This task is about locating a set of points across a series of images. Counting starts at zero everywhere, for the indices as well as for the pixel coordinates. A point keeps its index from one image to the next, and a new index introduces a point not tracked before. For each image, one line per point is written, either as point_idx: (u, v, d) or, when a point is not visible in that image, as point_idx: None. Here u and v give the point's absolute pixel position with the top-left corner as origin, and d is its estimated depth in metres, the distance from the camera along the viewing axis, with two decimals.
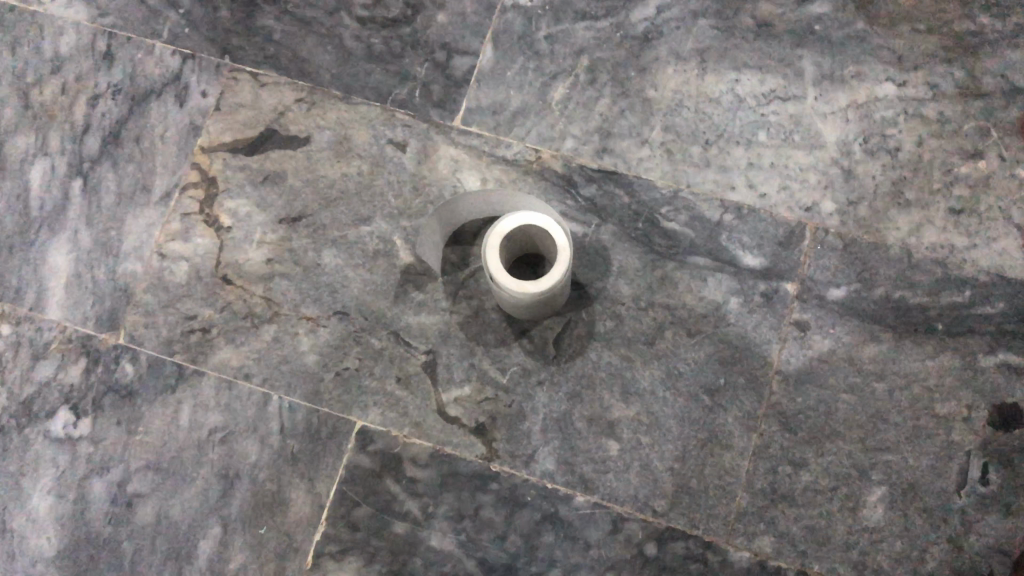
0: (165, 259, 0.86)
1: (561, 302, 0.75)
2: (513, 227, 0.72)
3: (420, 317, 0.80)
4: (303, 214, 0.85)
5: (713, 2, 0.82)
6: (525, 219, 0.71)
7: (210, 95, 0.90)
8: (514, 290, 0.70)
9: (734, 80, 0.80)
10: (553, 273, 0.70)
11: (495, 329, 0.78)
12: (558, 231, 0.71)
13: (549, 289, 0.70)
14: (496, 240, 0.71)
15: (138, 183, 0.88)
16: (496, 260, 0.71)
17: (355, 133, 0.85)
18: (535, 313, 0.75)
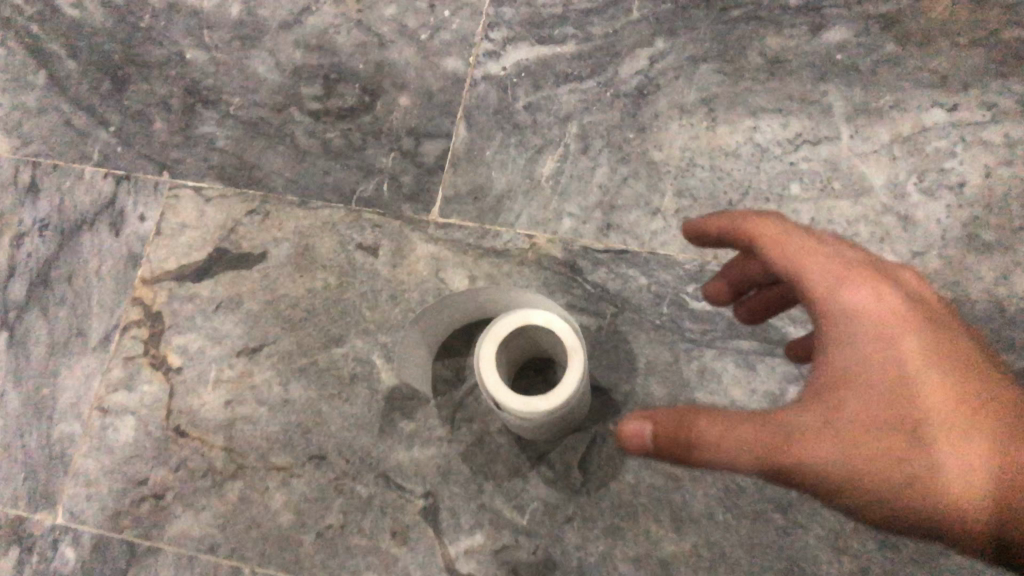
0: (106, 414, 0.72)
1: (579, 414, 0.61)
2: (510, 329, 0.58)
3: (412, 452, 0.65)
4: (264, 342, 0.71)
5: (714, 43, 0.70)
6: (523, 318, 0.58)
7: (150, 218, 0.78)
8: (518, 407, 0.56)
9: (751, 128, 0.68)
10: (564, 380, 0.57)
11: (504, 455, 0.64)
12: (566, 329, 0.58)
13: (562, 402, 0.56)
14: (491, 348, 0.57)
15: (72, 328, 0.75)
16: (491, 372, 0.57)
17: (317, 242, 0.73)
18: (549, 432, 0.61)
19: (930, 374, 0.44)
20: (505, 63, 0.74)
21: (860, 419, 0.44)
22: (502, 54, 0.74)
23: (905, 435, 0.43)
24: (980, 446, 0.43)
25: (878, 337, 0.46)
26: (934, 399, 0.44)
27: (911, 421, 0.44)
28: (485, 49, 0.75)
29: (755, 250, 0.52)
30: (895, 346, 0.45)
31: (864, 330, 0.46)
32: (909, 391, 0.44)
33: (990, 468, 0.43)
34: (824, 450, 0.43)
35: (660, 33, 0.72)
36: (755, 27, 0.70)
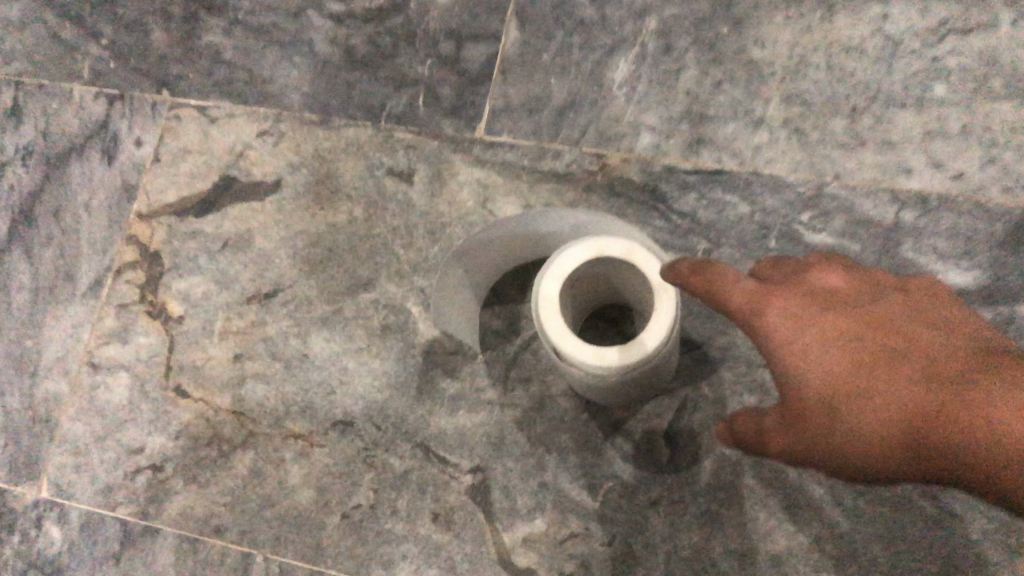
0: (97, 371, 0.61)
1: (669, 369, 0.48)
2: (579, 265, 0.46)
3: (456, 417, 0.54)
4: (279, 286, 0.60)
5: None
6: (595, 249, 0.45)
7: (147, 143, 0.66)
8: (590, 362, 0.44)
9: (881, 16, 0.54)
10: (649, 327, 0.44)
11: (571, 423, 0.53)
12: (653, 262, 0.45)
13: (648, 354, 0.43)
14: (554, 287, 0.45)
15: (58, 272, 0.65)
16: (554, 319, 0.45)
17: (340, 168, 0.61)
18: (630, 393, 0.48)
19: (874, 351, 0.36)
20: None
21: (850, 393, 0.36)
22: None
23: (901, 420, 0.35)
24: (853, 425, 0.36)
25: (808, 335, 0.37)
26: (911, 372, 0.35)
27: (892, 406, 0.35)
28: None
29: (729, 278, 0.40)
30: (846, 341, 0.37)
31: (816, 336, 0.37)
32: (889, 375, 0.35)
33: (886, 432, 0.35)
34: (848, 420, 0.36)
35: None
36: None
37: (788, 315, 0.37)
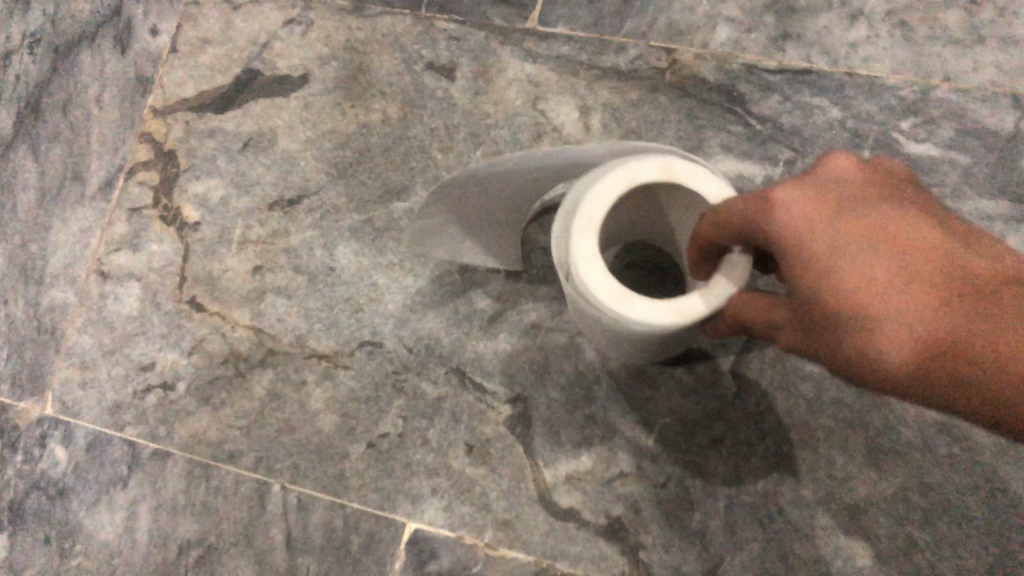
0: (106, 280, 0.56)
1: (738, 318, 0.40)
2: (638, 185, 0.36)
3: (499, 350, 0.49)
4: (303, 193, 0.54)
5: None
6: (666, 167, 0.36)
7: (163, 32, 0.60)
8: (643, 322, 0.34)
9: None
10: (724, 274, 0.34)
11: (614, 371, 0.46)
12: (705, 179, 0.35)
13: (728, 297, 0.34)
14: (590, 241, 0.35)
15: (65, 171, 0.59)
16: (598, 266, 0.35)
17: (374, 61, 0.55)
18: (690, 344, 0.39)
19: (908, 268, 0.29)
20: None
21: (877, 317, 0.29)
22: None
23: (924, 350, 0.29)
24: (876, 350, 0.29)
25: (833, 251, 0.30)
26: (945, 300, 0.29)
27: (923, 336, 0.29)
28: None
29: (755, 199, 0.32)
30: (881, 250, 0.30)
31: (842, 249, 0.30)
32: (917, 295, 0.29)
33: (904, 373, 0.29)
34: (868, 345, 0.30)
35: None
36: None
37: (799, 221, 0.31)
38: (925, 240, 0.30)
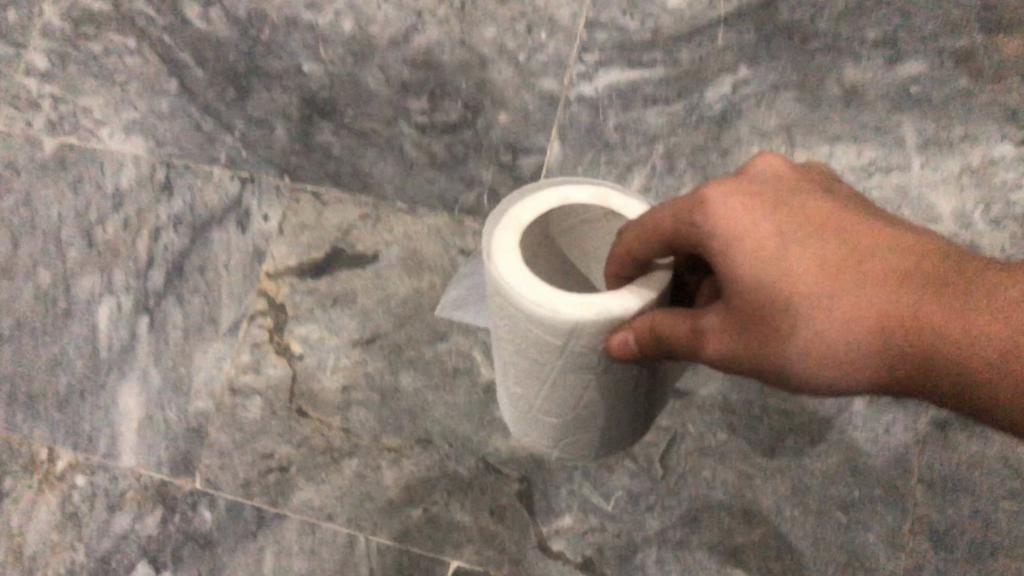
0: (237, 393, 0.81)
1: (641, 380, 0.58)
2: (562, 227, 0.58)
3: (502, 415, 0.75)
4: (377, 335, 0.81)
5: (795, 74, 0.79)
6: (598, 195, 0.56)
7: (272, 218, 0.87)
8: (563, 318, 0.50)
9: (828, 154, 0.76)
10: (631, 291, 0.51)
11: (545, 409, 0.64)
12: (610, 203, 0.55)
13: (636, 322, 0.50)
14: (514, 233, 0.54)
15: (204, 315, 0.85)
16: (525, 272, 0.52)
17: (424, 246, 0.83)
18: (596, 379, 0.57)
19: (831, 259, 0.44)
20: (597, 85, 0.83)
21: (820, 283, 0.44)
22: (595, 76, 0.84)
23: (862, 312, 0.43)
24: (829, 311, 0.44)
25: (770, 260, 0.45)
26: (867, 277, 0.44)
27: (843, 299, 0.44)
28: (578, 72, 0.84)
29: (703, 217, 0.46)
30: (812, 255, 0.44)
31: (778, 253, 0.45)
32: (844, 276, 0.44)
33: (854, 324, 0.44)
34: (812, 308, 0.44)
35: (743, 61, 0.81)
36: (836, 55, 0.80)
37: (747, 230, 0.45)
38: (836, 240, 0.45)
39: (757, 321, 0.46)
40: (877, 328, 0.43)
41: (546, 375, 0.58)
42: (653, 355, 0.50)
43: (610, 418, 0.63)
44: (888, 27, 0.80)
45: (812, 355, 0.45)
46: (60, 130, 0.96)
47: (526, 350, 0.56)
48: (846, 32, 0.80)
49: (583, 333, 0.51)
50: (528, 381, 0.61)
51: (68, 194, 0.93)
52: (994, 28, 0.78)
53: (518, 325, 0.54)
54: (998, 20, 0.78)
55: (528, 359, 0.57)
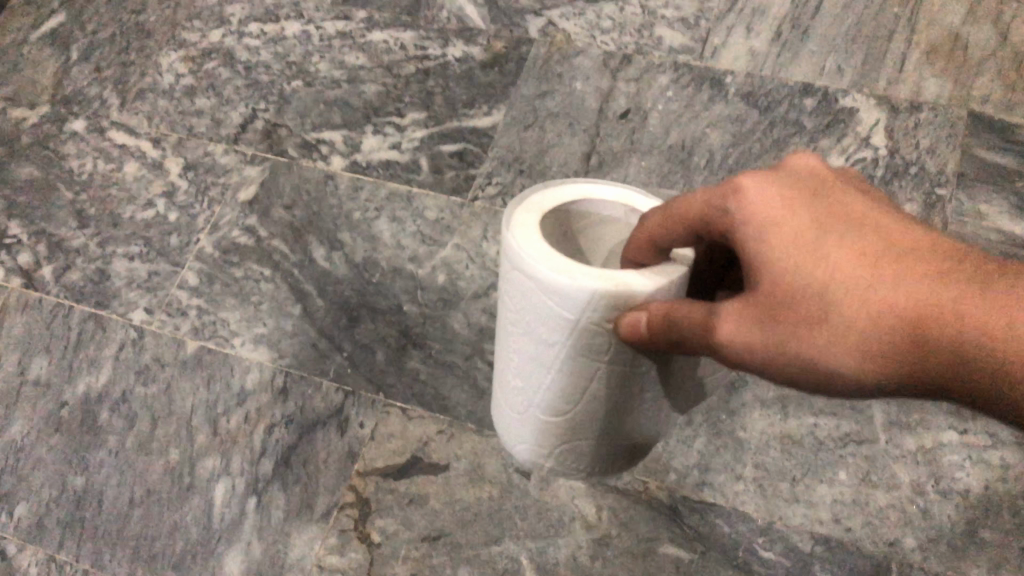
0: (323, 570, 1.00)
1: (634, 365, 0.73)
2: (581, 224, 0.79)
3: (507, 410, 0.89)
4: (442, 532, 1.01)
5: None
6: (619, 196, 0.77)
7: (366, 425, 1.09)
8: (577, 286, 0.65)
9: (813, 424, 1.02)
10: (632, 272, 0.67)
11: (548, 390, 0.79)
12: (628, 201, 0.77)
13: (648, 306, 0.66)
14: (539, 213, 0.73)
15: (300, 501, 1.05)
16: (541, 246, 0.68)
17: (486, 462, 1.05)
18: (600, 359, 0.72)
19: (846, 253, 0.59)
20: None
21: (838, 273, 0.58)
22: None
23: (886, 302, 0.56)
24: (847, 300, 0.58)
25: (788, 239, 0.61)
26: (881, 271, 0.57)
27: (857, 288, 0.57)
28: None
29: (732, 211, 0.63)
30: (837, 247, 0.59)
31: (807, 242, 0.60)
32: (858, 266, 0.58)
33: (867, 315, 0.57)
34: (829, 292, 0.58)
35: None
36: None
37: (775, 219, 0.61)
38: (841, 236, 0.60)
39: (771, 300, 0.61)
40: (888, 320, 0.56)
41: (555, 351, 0.73)
42: (658, 338, 0.65)
43: (603, 399, 0.78)
44: None
45: (819, 335, 0.59)
46: (201, 335, 1.19)
47: (539, 326, 0.72)
48: None
49: (590, 302, 0.66)
50: (537, 361, 0.77)
51: (201, 388, 1.15)
52: None
53: (531, 297, 0.70)
54: None
55: (538, 335, 0.74)
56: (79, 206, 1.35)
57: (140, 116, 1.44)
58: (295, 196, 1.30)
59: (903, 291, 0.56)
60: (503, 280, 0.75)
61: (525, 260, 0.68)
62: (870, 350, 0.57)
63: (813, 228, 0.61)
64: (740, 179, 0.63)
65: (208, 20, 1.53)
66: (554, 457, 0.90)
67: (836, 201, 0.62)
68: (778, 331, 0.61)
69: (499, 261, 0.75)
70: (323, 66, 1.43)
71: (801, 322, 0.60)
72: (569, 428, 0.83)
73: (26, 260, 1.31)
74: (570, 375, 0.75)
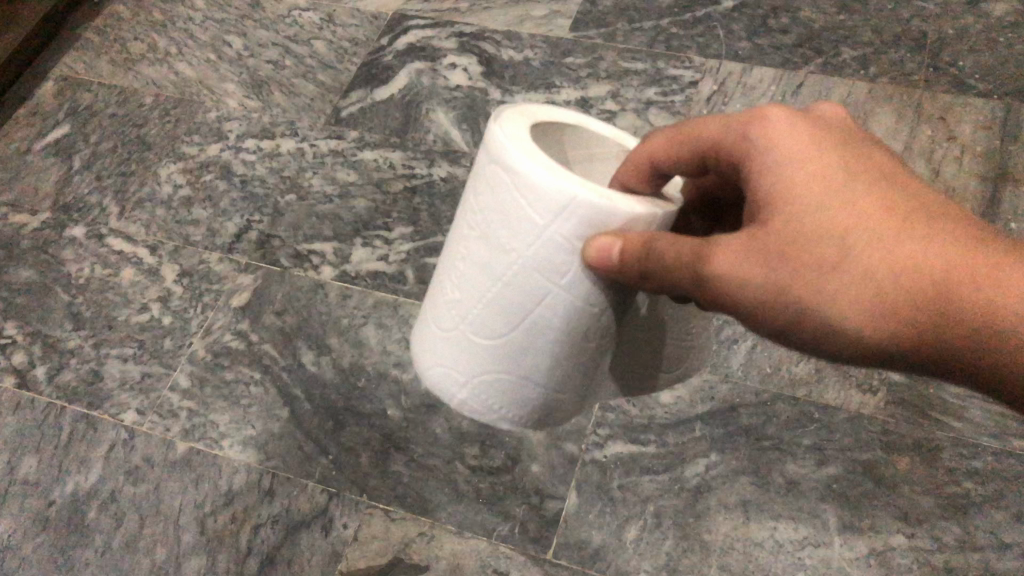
0: None
1: (578, 299, 0.75)
2: (574, 153, 0.90)
3: (439, 327, 0.87)
4: None
5: (750, 463, 1.17)
6: (617, 136, 0.88)
7: (349, 526, 1.17)
8: (559, 186, 0.68)
9: (773, 526, 1.12)
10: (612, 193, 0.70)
11: (484, 312, 0.79)
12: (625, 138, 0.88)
13: (623, 235, 0.70)
14: (541, 122, 0.81)
15: None
16: (531, 144, 0.71)
17: (464, 562, 1.13)
18: (546, 280, 0.73)
19: (859, 199, 0.66)
20: (606, 451, 1.20)
21: (852, 216, 0.65)
22: (605, 445, 1.20)
23: (892, 256, 0.64)
24: (855, 244, 0.65)
25: (806, 176, 0.67)
26: (890, 224, 0.65)
27: (865, 236, 0.65)
28: (593, 440, 1.21)
29: (754, 141, 0.69)
30: (851, 192, 0.66)
31: (825, 180, 0.67)
32: (866, 214, 0.65)
33: (871, 259, 0.64)
34: (838, 234, 0.65)
35: (714, 449, 1.18)
36: (780, 453, 1.17)
37: (797, 155, 0.68)
38: (855, 182, 0.67)
39: (782, 237, 0.67)
40: (890, 270, 0.64)
41: (507, 262, 0.74)
42: (636, 266, 0.69)
43: (531, 336, 0.78)
44: (816, 438, 1.18)
45: (828, 282, 0.65)
46: (191, 437, 1.25)
47: (499, 230, 0.74)
48: (788, 436, 1.18)
49: (564, 208, 0.69)
50: (484, 270, 0.77)
51: (190, 487, 1.21)
52: (890, 446, 1.16)
53: (504, 191, 0.72)
54: (891, 441, 1.17)
55: (495, 244, 0.75)
56: (75, 309, 1.40)
57: (139, 224, 1.51)
58: (285, 303, 1.37)
59: (914, 250, 0.64)
60: (476, 172, 0.77)
61: (507, 153, 0.70)
62: (869, 302, 0.65)
63: (832, 172, 0.67)
64: (767, 114, 0.69)
65: (206, 135, 1.62)
66: (471, 400, 0.89)
67: (848, 147, 0.70)
68: (782, 271, 0.67)
69: (478, 151, 0.76)
70: (316, 181, 1.53)
71: (809, 264, 0.66)
72: (492, 361, 0.83)
73: (20, 361, 1.35)
74: (512, 294, 0.76)
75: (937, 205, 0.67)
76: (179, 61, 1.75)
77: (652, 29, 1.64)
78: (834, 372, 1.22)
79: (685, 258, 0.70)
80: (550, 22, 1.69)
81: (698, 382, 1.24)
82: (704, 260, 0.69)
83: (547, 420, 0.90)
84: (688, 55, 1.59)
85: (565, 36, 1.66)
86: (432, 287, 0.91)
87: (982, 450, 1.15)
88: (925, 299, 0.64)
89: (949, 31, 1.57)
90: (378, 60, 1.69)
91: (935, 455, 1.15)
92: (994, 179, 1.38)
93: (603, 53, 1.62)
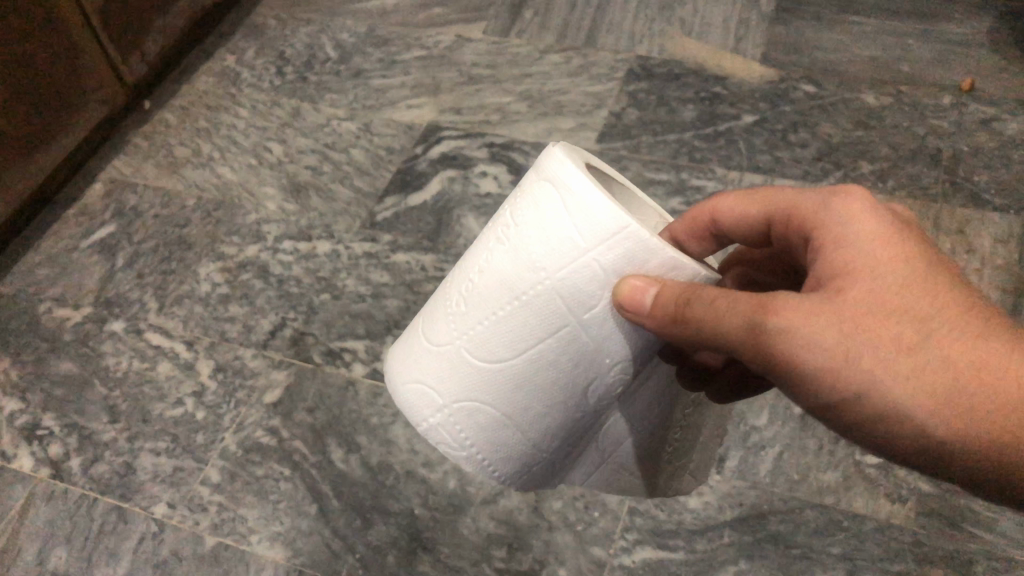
0: None
1: (592, 335, 0.78)
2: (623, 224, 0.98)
3: (437, 340, 0.87)
4: None
5: (780, 571, 1.16)
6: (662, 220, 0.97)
7: None
8: (613, 212, 0.72)
9: None
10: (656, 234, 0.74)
11: (495, 329, 0.81)
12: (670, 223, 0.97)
13: (660, 280, 0.73)
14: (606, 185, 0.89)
15: None
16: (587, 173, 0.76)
17: None
18: (568, 310, 0.77)
19: (930, 289, 0.72)
20: (634, 556, 1.19)
21: (921, 302, 0.71)
22: (633, 549, 1.20)
23: (949, 345, 0.69)
24: (920, 325, 0.70)
25: (883, 257, 0.73)
26: (953, 317, 0.71)
27: (929, 322, 0.70)
28: (620, 544, 1.20)
29: (835, 218, 0.77)
30: (924, 280, 0.72)
31: (899, 264, 0.73)
32: (933, 304, 0.71)
33: (929, 342, 0.70)
34: (905, 312, 0.70)
35: (742, 556, 1.18)
36: (809, 561, 1.17)
37: (878, 238, 0.74)
38: (927, 273, 0.73)
39: (851, 303, 0.71)
40: (943, 357, 0.69)
41: (534, 280, 0.77)
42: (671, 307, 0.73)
43: (535, 367, 0.81)
44: (845, 547, 1.17)
45: (886, 353, 0.69)
46: (220, 531, 1.26)
47: (532, 248, 0.77)
48: (818, 545, 1.18)
49: (612, 235, 0.73)
50: (506, 285, 0.79)
51: None
52: (922, 559, 1.15)
53: (553, 211, 0.75)
54: (923, 553, 1.16)
55: (523, 262, 0.78)
56: (111, 401, 1.43)
57: (177, 319, 1.55)
58: (317, 400, 1.40)
59: (969, 346, 0.70)
60: (521, 194, 0.81)
61: (567, 172, 0.74)
62: (928, 386, 0.69)
63: (910, 260, 0.73)
64: (851, 197, 0.77)
65: (245, 236, 1.68)
66: (446, 422, 0.89)
67: (922, 239, 0.76)
68: (857, 336, 0.70)
69: (530, 173, 0.80)
70: (351, 282, 1.57)
71: (882, 336, 0.70)
72: (487, 386, 0.84)
73: (55, 451, 1.38)
74: (530, 317, 0.79)
75: (994, 313, 0.72)
76: (222, 166, 1.84)
77: (676, 142, 1.72)
78: (862, 481, 1.22)
79: (746, 311, 0.73)
80: (577, 134, 1.77)
81: (726, 488, 1.24)
82: (775, 312, 0.72)
83: (522, 466, 0.92)
84: (710, 167, 1.66)
85: (592, 147, 1.73)
86: (434, 298, 0.92)
87: (1016, 566, 1.14)
88: (981, 397, 0.69)
89: (963, 149, 1.63)
90: (412, 168, 1.76)
91: (968, 569, 1.14)
92: (1015, 292, 1.41)
93: (628, 163, 1.69)
